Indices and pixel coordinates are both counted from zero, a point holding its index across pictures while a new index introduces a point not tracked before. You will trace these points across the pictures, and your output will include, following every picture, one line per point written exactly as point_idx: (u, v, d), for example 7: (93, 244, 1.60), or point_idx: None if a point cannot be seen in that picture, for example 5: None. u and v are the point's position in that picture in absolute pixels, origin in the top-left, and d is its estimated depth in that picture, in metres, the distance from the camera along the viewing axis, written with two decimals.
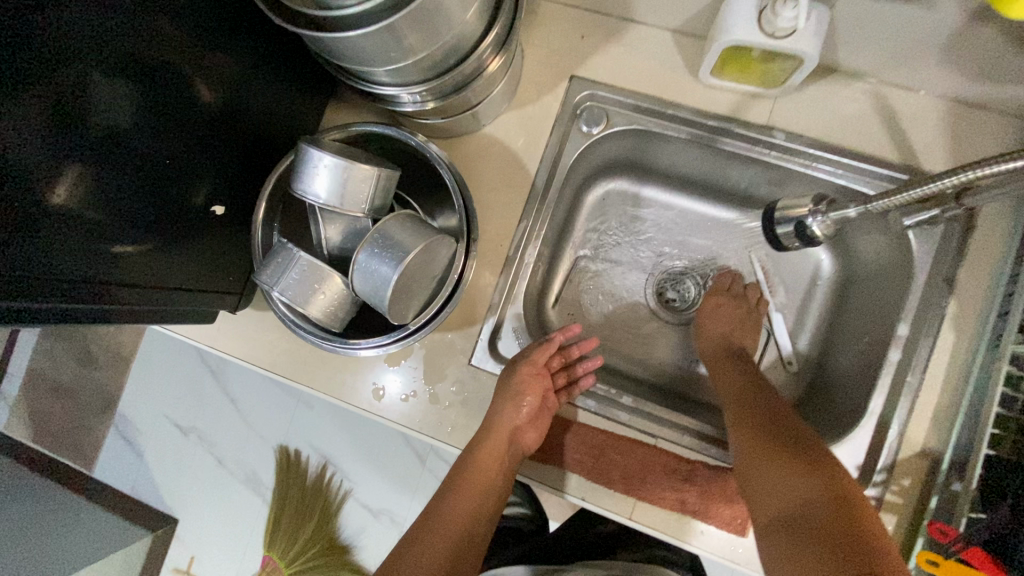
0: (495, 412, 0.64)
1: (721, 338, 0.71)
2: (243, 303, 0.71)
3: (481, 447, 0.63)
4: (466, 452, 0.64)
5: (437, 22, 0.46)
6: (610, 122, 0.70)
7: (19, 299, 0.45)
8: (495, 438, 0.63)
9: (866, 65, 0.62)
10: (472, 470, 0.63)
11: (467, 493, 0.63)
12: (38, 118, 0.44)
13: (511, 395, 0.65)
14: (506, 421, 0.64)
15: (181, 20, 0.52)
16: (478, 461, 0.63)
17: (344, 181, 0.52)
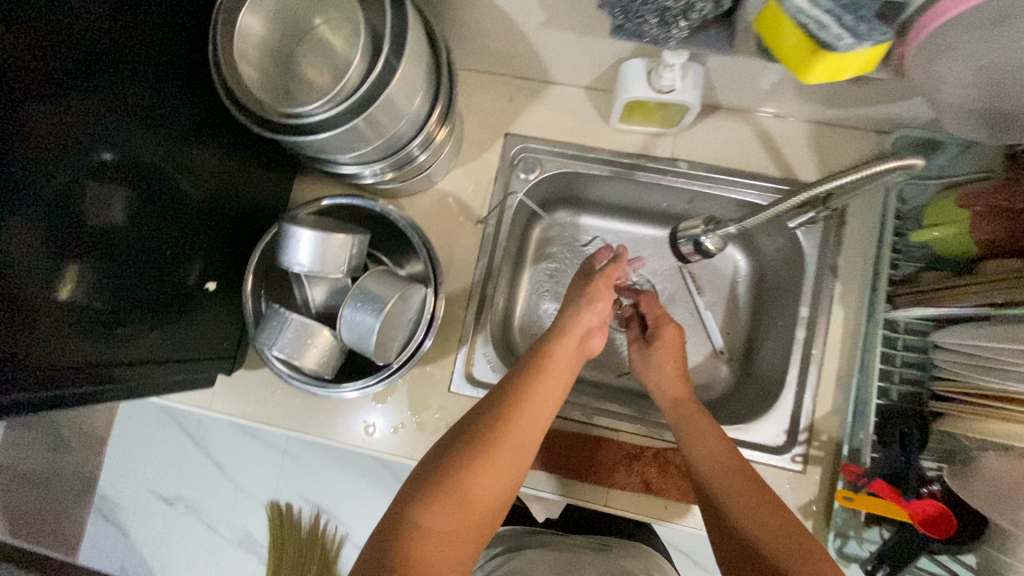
0: (579, 311, 0.72)
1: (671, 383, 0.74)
2: (237, 364, 0.78)
3: (562, 338, 0.69)
4: (544, 343, 0.69)
5: (389, 115, 0.57)
6: (544, 168, 0.82)
7: (26, 390, 0.51)
8: (571, 333, 0.70)
9: (741, 103, 0.76)
10: (552, 357, 0.67)
11: (549, 376, 0.65)
12: (42, 227, 0.50)
13: (586, 299, 0.73)
14: (587, 318, 0.72)
15: (162, 127, 0.60)
16: (559, 350, 0.68)
17: (323, 249, 0.61)
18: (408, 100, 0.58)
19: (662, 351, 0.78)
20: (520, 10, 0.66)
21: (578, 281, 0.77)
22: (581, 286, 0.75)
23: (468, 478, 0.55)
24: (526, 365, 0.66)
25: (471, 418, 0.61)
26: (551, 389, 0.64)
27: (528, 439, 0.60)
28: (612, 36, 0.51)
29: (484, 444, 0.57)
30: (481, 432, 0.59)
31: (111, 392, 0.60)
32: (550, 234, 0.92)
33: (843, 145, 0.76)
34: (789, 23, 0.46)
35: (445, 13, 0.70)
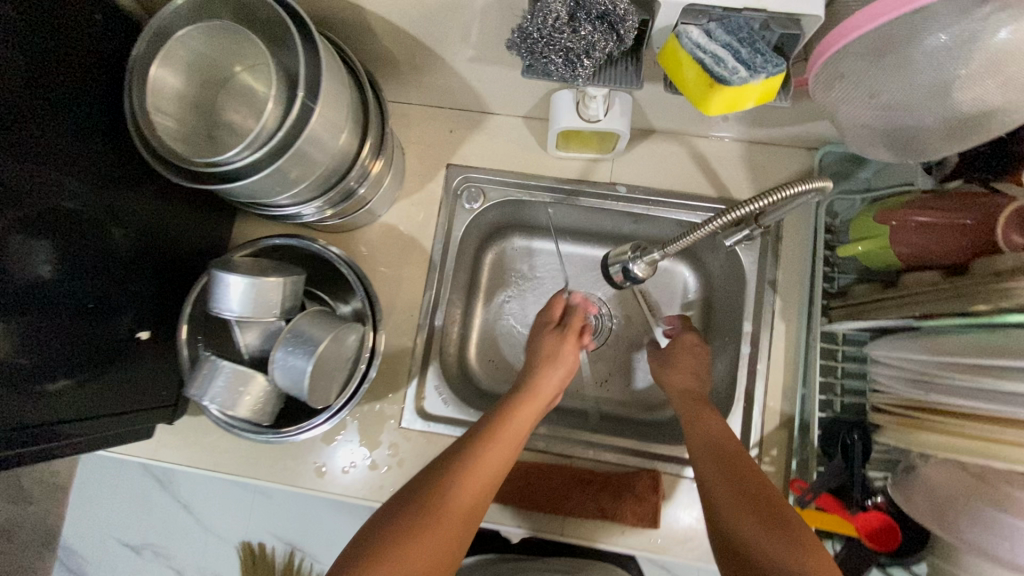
0: (543, 372, 0.73)
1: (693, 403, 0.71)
2: (179, 413, 0.76)
3: (523, 402, 0.69)
4: (503, 408, 0.68)
5: (314, 158, 0.57)
6: (487, 197, 0.83)
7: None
8: (533, 397, 0.70)
9: (674, 126, 0.78)
10: (510, 423, 0.66)
11: (503, 442, 0.64)
12: None
13: (552, 360, 0.75)
14: (551, 381, 0.73)
15: (86, 177, 0.60)
16: (518, 413, 0.67)
17: (252, 294, 0.60)
18: (332, 141, 0.58)
19: (685, 354, 0.78)
20: (446, 48, 0.67)
21: (544, 334, 0.79)
22: (553, 342, 0.77)
23: (404, 549, 0.53)
24: (481, 432, 0.64)
25: (414, 486, 0.59)
26: (504, 457, 0.63)
27: (472, 509, 0.58)
28: (524, 75, 0.53)
29: (426, 513, 0.55)
30: (423, 501, 0.57)
31: (42, 454, 0.58)
32: (502, 260, 0.93)
33: (776, 162, 0.78)
34: (689, 56, 0.48)
35: (375, 52, 0.71)
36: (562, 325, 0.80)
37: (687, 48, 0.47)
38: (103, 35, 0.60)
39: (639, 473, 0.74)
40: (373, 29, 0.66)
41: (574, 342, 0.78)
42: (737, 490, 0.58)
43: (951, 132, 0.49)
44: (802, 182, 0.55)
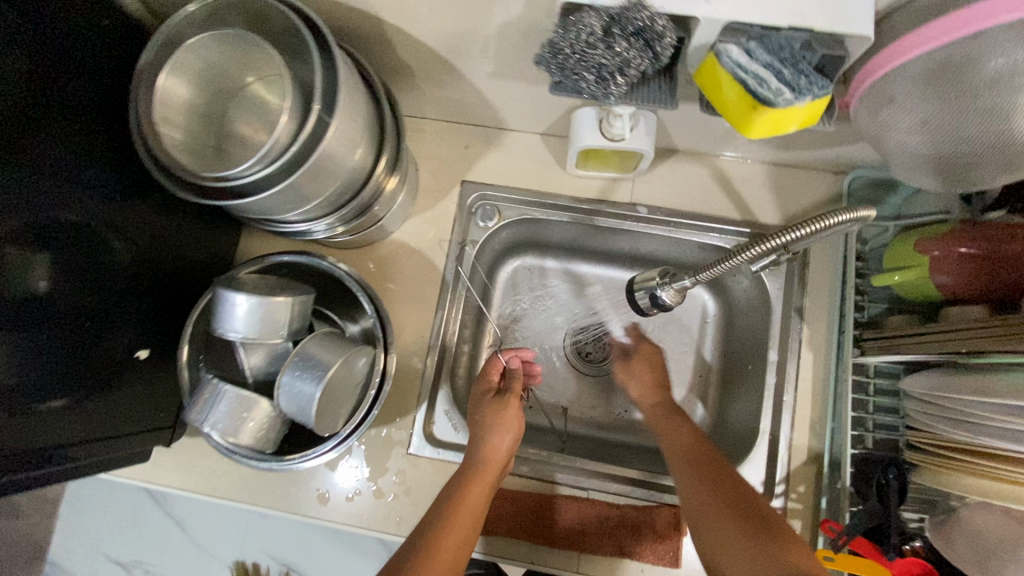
0: (489, 438, 0.65)
1: (670, 428, 0.67)
2: (176, 435, 0.73)
3: (477, 475, 0.62)
4: (455, 486, 0.61)
5: (328, 174, 0.55)
6: (502, 215, 0.80)
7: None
8: (486, 467, 0.63)
9: (697, 146, 0.76)
10: (463, 503, 0.59)
11: (459, 525, 0.57)
12: None
13: (503, 423, 0.67)
14: (500, 447, 0.65)
15: (89, 188, 0.57)
16: (473, 489, 0.61)
17: (260, 315, 0.57)
18: (347, 156, 0.56)
19: (649, 390, 0.74)
20: (466, 62, 0.65)
21: (483, 403, 0.69)
22: (498, 405, 0.69)
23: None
24: (432, 519, 0.58)
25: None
26: (460, 543, 0.57)
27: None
28: (552, 92, 0.50)
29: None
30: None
31: (35, 481, 0.54)
32: (515, 279, 0.90)
33: (802, 185, 0.76)
34: (727, 73, 0.46)
35: (393, 65, 0.69)
36: (504, 389, 0.71)
37: (727, 65, 0.45)
38: (112, 43, 0.58)
39: (659, 508, 0.70)
40: (392, 44, 0.64)
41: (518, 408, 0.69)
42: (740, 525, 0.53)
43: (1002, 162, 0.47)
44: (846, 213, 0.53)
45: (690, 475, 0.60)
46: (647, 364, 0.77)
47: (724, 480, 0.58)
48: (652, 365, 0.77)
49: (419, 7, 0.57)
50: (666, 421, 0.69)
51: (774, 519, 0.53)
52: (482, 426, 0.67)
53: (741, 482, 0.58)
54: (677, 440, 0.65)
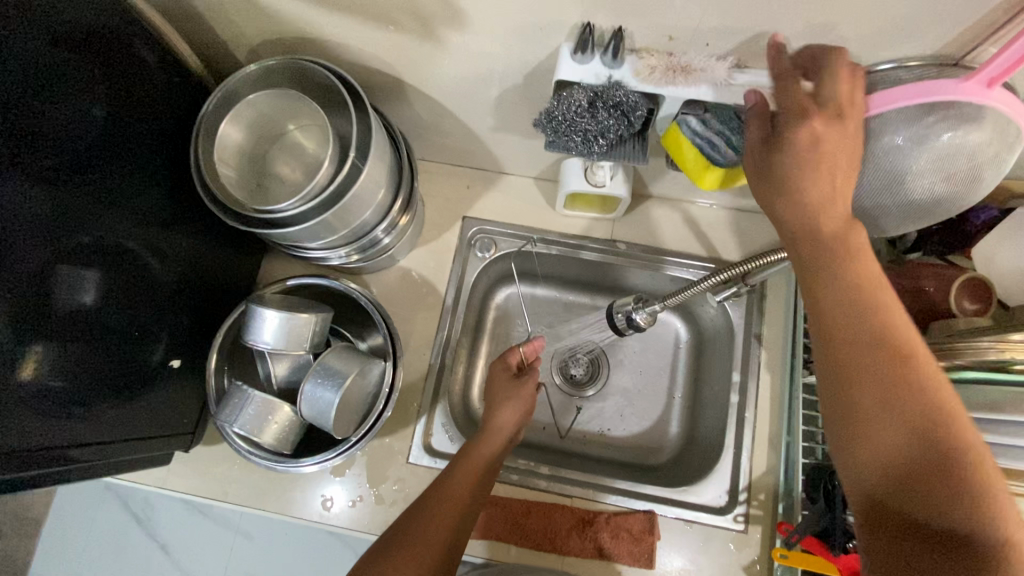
0: (499, 407, 0.76)
1: (860, 301, 0.45)
2: (196, 439, 0.79)
3: (486, 439, 0.72)
4: (467, 449, 0.71)
5: (355, 209, 0.64)
6: (498, 247, 0.90)
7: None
8: (497, 430, 0.74)
9: (668, 192, 0.87)
10: (475, 460, 0.70)
11: (471, 475, 0.68)
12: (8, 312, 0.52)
13: (513, 397, 0.77)
14: (507, 414, 0.75)
15: (140, 216, 0.65)
16: (483, 450, 0.71)
17: (287, 329, 0.65)
18: (372, 196, 0.66)
19: (821, 206, 0.45)
20: (473, 117, 0.76)
21: (496, 377, 0.80)
22: (508, 385, 0.79)
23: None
24: (448, 473, 0.68)
25: (395, 529, 0.63)
26: (469, 491, 0.66)
27: (448, 544, 0.62)
28: (546, 149, 0.61)
29: (405, 555, 0.59)
30: (402, 543, 0.61)
31: (54, 476, 0.59)
32: (506, 305, 0.98)
33: (758, 229, 0.88)
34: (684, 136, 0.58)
35: (408, 116, 0.79)
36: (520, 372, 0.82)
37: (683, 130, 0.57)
38: (172, 91, 0.67)
39: (636, 513, 0.77)
40: (411, 101, 0.75)
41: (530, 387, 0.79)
42: (907, 446, 0.42)
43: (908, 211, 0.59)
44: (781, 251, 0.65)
45: (867, 359, 0.44)
46: (829, 125, 0.44)
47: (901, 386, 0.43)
48: (841, 156, 0.44)
49: (437, 74, 0.68)
50: (863, 317, 0.44)
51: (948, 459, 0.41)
52: (494, 400, 0.77)
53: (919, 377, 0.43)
54: (864, 321, 0.44)
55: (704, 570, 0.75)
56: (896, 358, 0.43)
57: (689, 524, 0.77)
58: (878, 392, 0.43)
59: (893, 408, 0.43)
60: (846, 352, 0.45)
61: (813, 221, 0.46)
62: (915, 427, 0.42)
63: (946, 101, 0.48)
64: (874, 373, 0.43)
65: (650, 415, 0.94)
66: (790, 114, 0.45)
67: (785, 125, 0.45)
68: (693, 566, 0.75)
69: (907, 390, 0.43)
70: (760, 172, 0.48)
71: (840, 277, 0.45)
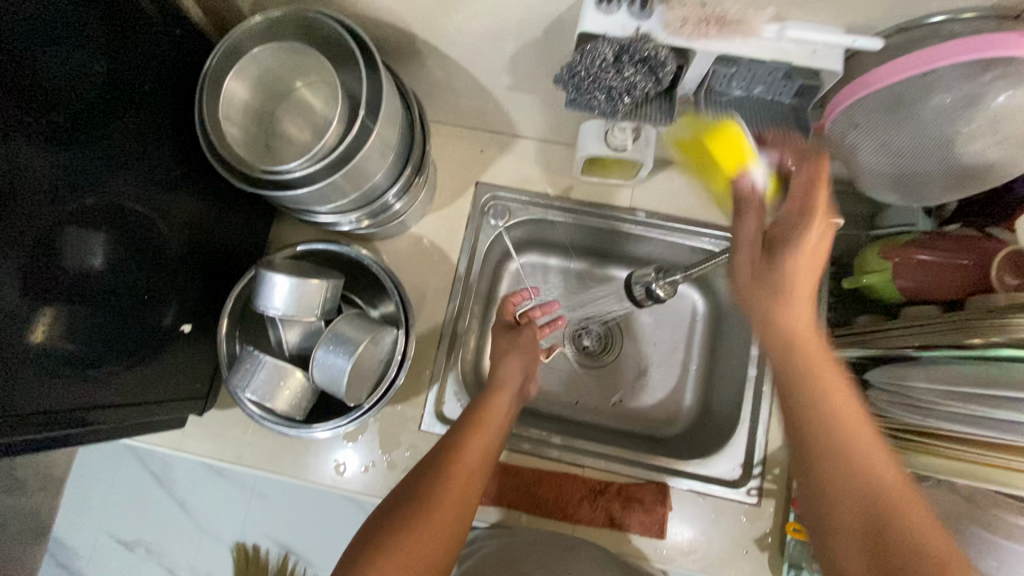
0: (504, 362, 0.77)
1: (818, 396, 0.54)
2: (209, 404, 0.79)
3: (497, 394, 0.72)
4: (477, 403, 0.71)
5: (364, 172, 0.62)
6: (512, 215, 0.87)
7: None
8: (503, 388, 0.74)
9: (690, 158, 0.84)
10: (488, 415, 0.69)
11: (486, 429, 0.67)
12: (16, 271, 0.51)
13: (515, 352, 0.79)
14: (512, 368, 0.77)
15: (145, 177, 0.63)
16: (495, 404, 0.71)
17: (298, 295, 0.64)
18: (382, 158, 0.63)
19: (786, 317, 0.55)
20: (487, 75, 0.72)
21: (498, 333, 0.81)
22: (509, 341, 0.81)
23: (414, 539, 0.56)
24: (461, 427, 0.67)
25: (409, 482, 0.62)
26: (485, 446, 0.66)
27: (464, 499, 0.61)
28: (567, 108, 0.58)
29: (422, 507, 0.58)
30: (419, 495, 0.60)
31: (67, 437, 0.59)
32: (519, 275, 0.97)
33: None
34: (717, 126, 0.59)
35: (419, 74, 0.75)
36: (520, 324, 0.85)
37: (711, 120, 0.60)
38: (173, 46, 0.64)
39: (648, 485, 0.77)
40: (423, 58, 0.71)
41: (529, 337, 0.83)
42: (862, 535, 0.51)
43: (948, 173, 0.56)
44: None
45: (829, 452, 0.53)
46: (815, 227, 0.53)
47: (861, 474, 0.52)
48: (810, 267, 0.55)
49: (451, 29, 0.64)
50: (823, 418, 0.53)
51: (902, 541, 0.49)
52: (498, 360, 0.77)
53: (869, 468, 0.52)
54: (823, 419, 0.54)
55: (716, 541, 0.75)
56: (853, 455, 0.52)
57: (701, 496, 0.77)
58: (849, 493, 0.52)
59: (856, 492, 0.51)
60: (810, 445, 0.54)
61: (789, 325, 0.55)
62: (871, 538, 0.50)
63: (1008, 58, 0.44)
64: (840, 477, 0.52)
65: (664, 387, 0.93)
66: (807, 217, 0.53)
67: (801, 226, 0.54)
68: (704, 538, 0.75)
69: (861, 488, 0.51)
70: (768, 264, 0.56)
71: (805, 381, 0.54)
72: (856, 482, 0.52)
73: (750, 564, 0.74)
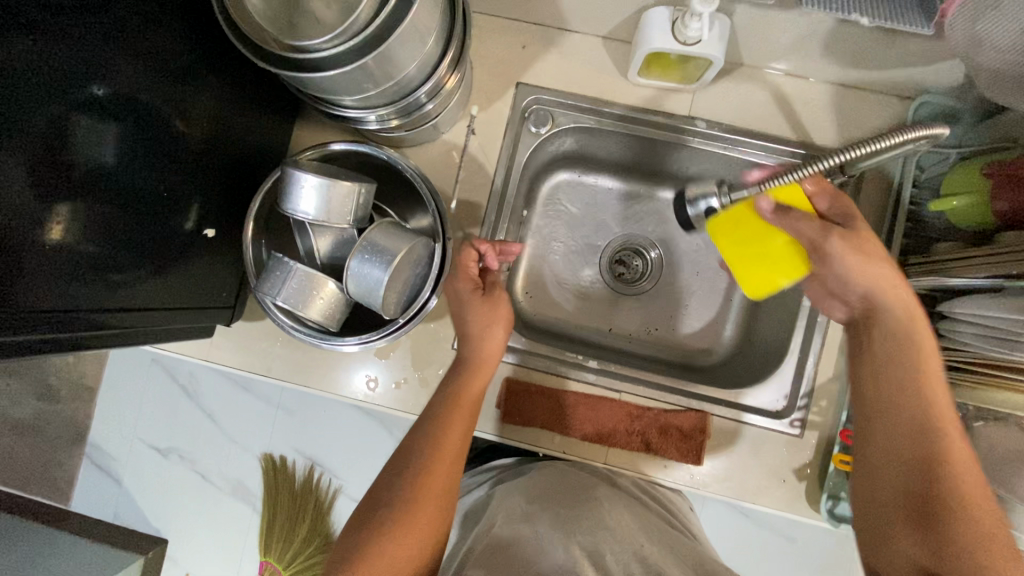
0: (482, 337, 0.68)
1: (896, 328, 0.60)
2: (236, 314, 0.76)
3: (471, 376, 0.66)
4: (453, 388, 0.66)
5: (401, 57, 0.54)
6: (556, 122, 0.79)
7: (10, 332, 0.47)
8: (482, 365, 0.67)
9: (762, 59, 0.74)
10: (460, 401, 0.65)
11: (460, 415, 0.64)
12: (15, 161, 0.46)
13: (488, 325, 0.68)
14: (494, 342, 0.68)
15: (154, 64, 0.57)
16: (471, 388, 0.66)
17: (328, 198, 0.58)
18: (420, 43, 0.55)
19: (885, 288, 0.61)
20: None
21: (468, 303, 0.68)
22: (482, 312, 0.68)
23: (398, 545, 0.57)
24: (433, 418, 0.64)
25: (387, 478, 0.62)
26: (461, 433, 0.64)
27: (445, 492, 0.61)
28: None
29: (403, 514, 0.58)
30: (397, 500, 0.59)
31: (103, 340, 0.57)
32: (556, 194, 0.90)
33: (864, 110, 0.75)
34: (730, 206, 0.68)
35: None
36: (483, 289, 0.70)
37: (728, 207, 0.68)
38: None
39: (687, 412, 0.75)
40: None
41: (507, 304, 0.70)
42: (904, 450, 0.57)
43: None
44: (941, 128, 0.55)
45: (891, 368, 0.60)
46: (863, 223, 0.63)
47: (909, 381, 0.59)
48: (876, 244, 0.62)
49: None
50: (892, 346, 0.60)
51: (920, 442, 0.56)
52: (465, 332, 0.68)
53: (919, 367, 0.59)
54: (895, 335, 0.60)
55: (754, 470, 0.73)
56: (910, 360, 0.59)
57: (741, 425, 0.74)
58: (906, 446, 0.57)
59: (896, 388, 0.59)
60: (881, 396, 0.61)
61: (876, 288, 0.61)
62: (906, 454, 0.57)
63: None
64: (899, 427, 0.58)
65: (706, 315, 0.88)
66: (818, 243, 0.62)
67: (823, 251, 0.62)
68: (740, 466, 0.74)
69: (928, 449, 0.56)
70: (819, 250, 0.62)
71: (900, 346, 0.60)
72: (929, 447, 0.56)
73: (785, 493, 0.73)
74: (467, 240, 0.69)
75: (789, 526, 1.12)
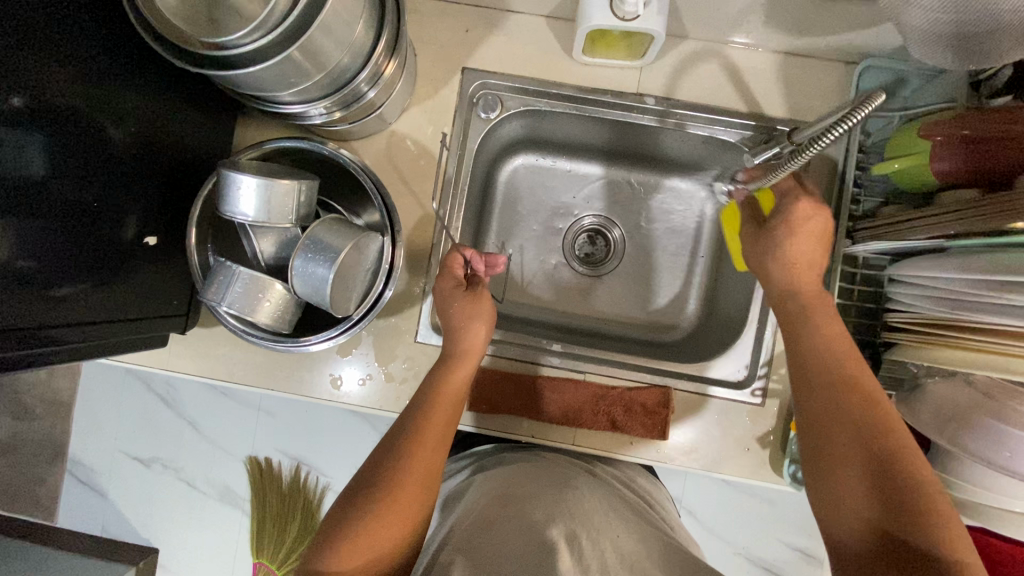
0: (465, 330, 0.68)
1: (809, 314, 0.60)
2: (191, 322, 0.75)
3: (456, 365, 0.67)
4: (435, 378, 0.66)
5: (327, 47, 0.53)
6: (505, 105, 0.78)
7: None
8: (465, 357, 0.67)
9: (705, 31, 0.73)
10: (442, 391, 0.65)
11: (442, 406, 0.64)
12: None
13: (472, 321, 0.68)
14: (476, 337, 0.68)
15: (80, 70, 0.55)
16: (453, 378, 0.66)
17: (267, 198, 0.57)
18: (347, 31, 0.54)
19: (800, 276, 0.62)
20: None
21: (451, 299, 0.69)
22: (464, 308, 0.68)
23: (378, 525, 0.56)
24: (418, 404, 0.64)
25: (368, 467, 0.61)
26: (444, 421, 0.64)
27: (427, 476, 0.60)
28: None
29: (383, 495, 0.58)
30: (380, 482, 0.59)
31: (54, 357, 0.56)
32: (514, 179, 0.90)
33: (810, 76, 0.75)
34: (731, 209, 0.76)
35: None
36: (470, 286, 0.71)
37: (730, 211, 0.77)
38: None
39: (649, 388, 0.76)
40: None
41: (487, 298, 0.70)
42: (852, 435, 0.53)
43: (1010, 29, 0.51)
44: (877, 96, 0.48)
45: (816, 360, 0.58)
46: (786, 234, 0.62)
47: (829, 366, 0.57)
48: (815, 245, 0.62)
49: None
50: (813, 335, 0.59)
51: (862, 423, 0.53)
52: (448, 326, 0.68)
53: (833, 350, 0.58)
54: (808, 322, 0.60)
55: (718, 441, 0.75)
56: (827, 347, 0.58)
57: (706, 398, 0.75)
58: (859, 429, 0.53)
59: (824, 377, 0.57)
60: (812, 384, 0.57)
61: (795, 286, 0.62)
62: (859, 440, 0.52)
63: None
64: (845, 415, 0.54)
65: (671, 291, 0.89)
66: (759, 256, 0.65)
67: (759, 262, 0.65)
68: (707, 437, 0.75)
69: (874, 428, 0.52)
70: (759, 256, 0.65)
71: (818, 342, 0.59)
72: (894, 442, 0.52)
73: (752, 460, 0.74)
74: (455, 248, 0.72)
75: (771, 489, 1.14)
